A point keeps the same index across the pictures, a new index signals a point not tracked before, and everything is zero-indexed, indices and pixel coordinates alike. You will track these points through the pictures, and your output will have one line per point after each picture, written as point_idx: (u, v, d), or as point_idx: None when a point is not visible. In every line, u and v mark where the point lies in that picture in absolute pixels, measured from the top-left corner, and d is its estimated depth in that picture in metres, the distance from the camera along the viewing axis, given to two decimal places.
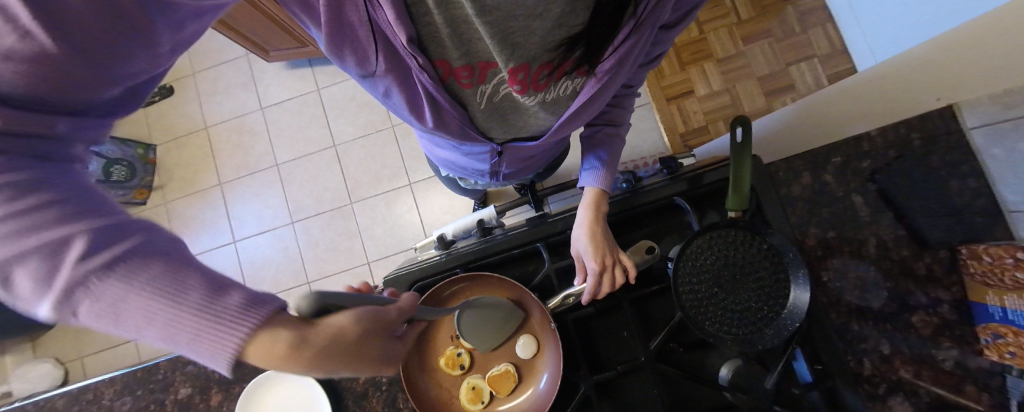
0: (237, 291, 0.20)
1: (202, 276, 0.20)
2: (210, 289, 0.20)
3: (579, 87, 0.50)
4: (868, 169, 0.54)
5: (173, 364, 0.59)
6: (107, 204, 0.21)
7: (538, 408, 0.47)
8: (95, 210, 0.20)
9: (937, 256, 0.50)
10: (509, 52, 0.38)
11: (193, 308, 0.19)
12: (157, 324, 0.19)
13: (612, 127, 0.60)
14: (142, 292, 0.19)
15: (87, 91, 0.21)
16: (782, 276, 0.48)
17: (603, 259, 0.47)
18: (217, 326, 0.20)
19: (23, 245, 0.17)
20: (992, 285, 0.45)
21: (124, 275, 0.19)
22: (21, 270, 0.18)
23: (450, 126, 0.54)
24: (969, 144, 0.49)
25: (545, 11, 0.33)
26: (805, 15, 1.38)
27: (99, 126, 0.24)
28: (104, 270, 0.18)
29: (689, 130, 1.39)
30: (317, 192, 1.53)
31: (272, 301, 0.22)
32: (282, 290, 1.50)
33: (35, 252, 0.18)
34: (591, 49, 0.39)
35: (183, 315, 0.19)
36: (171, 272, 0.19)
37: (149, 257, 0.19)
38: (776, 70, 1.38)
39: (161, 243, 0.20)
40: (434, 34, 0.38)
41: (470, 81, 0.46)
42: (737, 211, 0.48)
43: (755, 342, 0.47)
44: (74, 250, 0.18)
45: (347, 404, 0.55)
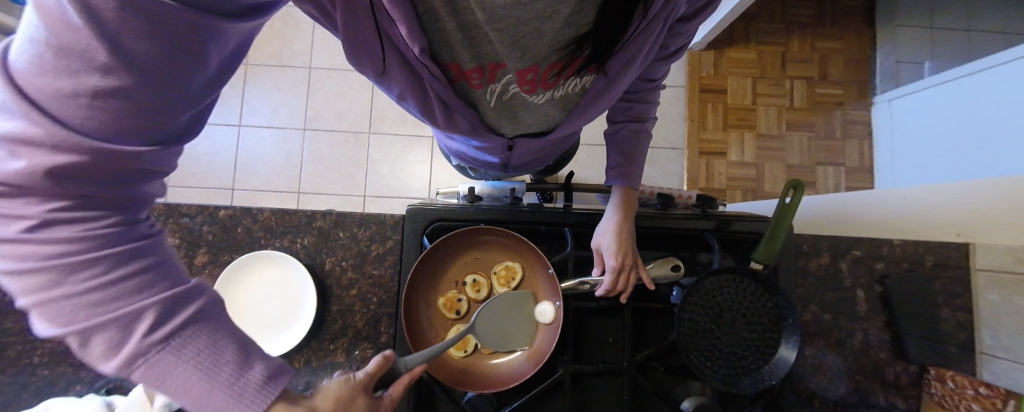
0: (260, 364, 0.26)
1: (236, 350, 0.26)
2: (240, 360, 0.26)
3: (588, 84, 0.47)
4: (878, 271, 0.56)
5: (168, 211, 0.57)
6: (172, 265, 0.25)
7: (525, 370, 0.50)
8: (166, 277, 0.24)
9: (907, 369, 0.54)
10: (519, 55, 0.38)
11: (223, 382, 0.25)
12: (194, 392, 0.24)
13: (635, 123, 0.57)
14: (190, 365, 0.24)
15: (166, 119, 0.21)
16: (775, 335, 0.51)
17: (624, 258, 0.49)
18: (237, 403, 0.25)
19: (99, 319, 0.21)
20: (946, 408, 0.49)
21: (175, 350, 0.23)
22: (93, 336, 0.21)
23: (459, 125, 0.54)
24: (971, 281, 0.53)
25: (554, 13, 0.32)
26: (848, 124, 1.44)
27: (173, 151, 0.24)
28: (163, 343, 0.23)
29: (708, 188, 1.45)
30: (340, 110, 1.50)
31: (284, 370, 0.28)
32: (270, 190, 1.47)
33: (114, 325, 0.21)
34: (597, 46, 0.37)
35: (215, 386, 0.24)
36: (218, 347, 0.25)
37: (201, 330, 0.25)
38: (805, 163, 1.44)
39: (210, 312, 0.26)
40: (446, 39, 0.37)
41: (480, 82, 0.44)
42: (760, 264, 0.51)
43: (730, 384, 0.50)
44: (144, 323, 0.22)
45: (331, 309, 0.55)
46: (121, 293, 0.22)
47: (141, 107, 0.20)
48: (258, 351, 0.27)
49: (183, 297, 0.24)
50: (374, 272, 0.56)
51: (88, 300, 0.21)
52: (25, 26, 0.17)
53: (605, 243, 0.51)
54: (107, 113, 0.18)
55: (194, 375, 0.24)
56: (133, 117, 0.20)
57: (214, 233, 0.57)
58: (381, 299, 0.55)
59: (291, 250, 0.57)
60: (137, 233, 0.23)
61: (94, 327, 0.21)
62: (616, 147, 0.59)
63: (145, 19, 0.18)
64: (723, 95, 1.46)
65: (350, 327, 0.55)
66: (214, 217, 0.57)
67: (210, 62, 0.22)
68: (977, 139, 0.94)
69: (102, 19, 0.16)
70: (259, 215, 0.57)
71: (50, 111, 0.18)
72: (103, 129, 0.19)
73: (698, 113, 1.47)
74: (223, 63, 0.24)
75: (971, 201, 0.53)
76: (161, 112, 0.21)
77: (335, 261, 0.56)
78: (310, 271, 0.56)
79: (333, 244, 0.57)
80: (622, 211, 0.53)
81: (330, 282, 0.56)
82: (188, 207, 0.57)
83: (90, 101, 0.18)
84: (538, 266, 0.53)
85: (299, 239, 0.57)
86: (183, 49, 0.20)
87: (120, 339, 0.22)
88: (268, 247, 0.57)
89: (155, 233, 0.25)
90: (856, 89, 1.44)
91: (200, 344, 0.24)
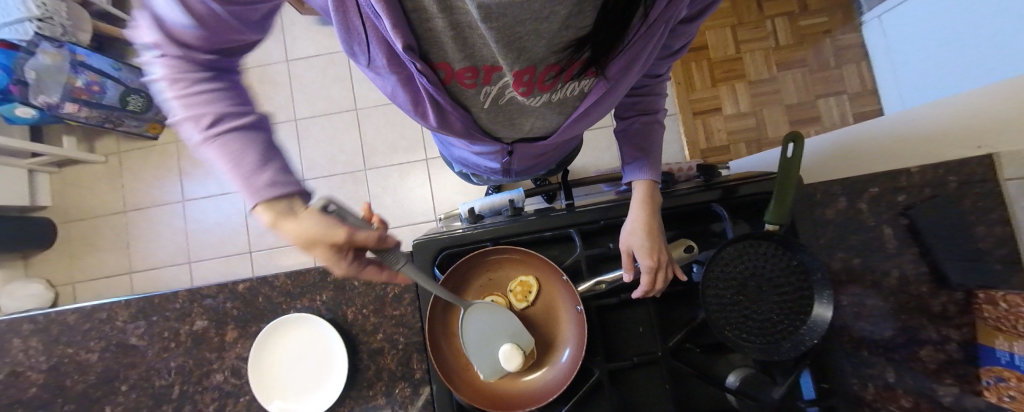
0: (271, 182, 0.32)
1: (258, 165, 0.31)
2: (259, 174, 0.31)
3: (588, 87, 0.41)
4: (901, 204, 0.53)
5: (190, 296, 0.60)
6: (241, 99, 0.32)
7: (559, 381, 0.50)
8: (232, 105, 0.31)
9: (953, 297, 0.46)
10: (515, 56, 0.28)
11: (244, 184, 0.31)
12: (227, 179, 0.31)
13: (647, 116, 0.53)
14: (224, 162, 0.31)
15: (220, 35, 0.27)
16: (806, 293, 0.49)
17: (659, 256, 0.47)
18: (255, 199, 0.31)
19: (183, 111, 0.29)
20: (1005, 330, 0.40)
21: (217, 148, 0.30)
22: (181, 123, 0.30)
23: (454, 126, 0.46)
24: (1002, 192, 0.42)
25: (550, 14, 0.22)
26: (840, 51, 1.38)
27: (236, 43, 0.31)
28: (213, 140, 0.30)
29: (710, 147, 1.41)
30: (332, 154, 1.52)
31: (297, 187, 0.34)
32: (284, 245, 1.50)
33: (189, 119, 0.29)
34: (601, 47, 0.28)
35: (239, 180, 0.31)
36: (241, 155, 0.31)
37: (241, 144, 0.31)
38: (804, 100, 1.39)
39: (252, 137, 0.32)
40: (434, 39, 0.29)
41: (474, 82, 0.36)
42: (774, 225, 0.49)
43: (772, 352, 0.48)
44: (205, 123, 0.29)
45: (362, 358, 0.56)
46: (201, 101, 0.29)
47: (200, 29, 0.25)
48: (283, 176, 0.33)
49: (236, 117, 0.31)
50: (395, 313, 0.57)
51: (181, 99, 0.29)
52: None
53: (636, 243, 0.48)
54: (178, 20, 0.24)
55: (225, 169, 0.31)
56: (198, 32, 0.25)
57: (237, 308, 0.59)
58: (408, 338, 0.56)
59: (313, 308, 0.58)
60: (214, 70, 0.30)
61: (180, 115, 0.29)
62: (628, 142, 0.54)
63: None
64: (705, 51, 1.43)
65: (384, 370, 0.56)
66: (234, 292, 0.59)
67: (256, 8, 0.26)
68: (972, 36, 0.89)
69: None
70: (275, 281, 0.59)
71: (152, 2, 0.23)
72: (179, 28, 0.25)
73: (683, 75, 1.43)
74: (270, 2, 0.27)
75: (992, 104, 0.47)
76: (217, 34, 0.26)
77: (356, 310, 0.58)
78: (334, 325, 0.57)
79: (351, 294, 0.58)
80: (648, 207, 0.49)
81: (355, 332, 0.57)
82: (208, 288, 0.60)
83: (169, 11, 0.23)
84: (551, 276, 0.53)
85: (317, 297, 0.58)
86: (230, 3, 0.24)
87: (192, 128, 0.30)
88: (290, 310, 0.59)
89: (231, 71, 0.32)
90: (841, 13, 1.39)
91: (225, 150, 0.30)
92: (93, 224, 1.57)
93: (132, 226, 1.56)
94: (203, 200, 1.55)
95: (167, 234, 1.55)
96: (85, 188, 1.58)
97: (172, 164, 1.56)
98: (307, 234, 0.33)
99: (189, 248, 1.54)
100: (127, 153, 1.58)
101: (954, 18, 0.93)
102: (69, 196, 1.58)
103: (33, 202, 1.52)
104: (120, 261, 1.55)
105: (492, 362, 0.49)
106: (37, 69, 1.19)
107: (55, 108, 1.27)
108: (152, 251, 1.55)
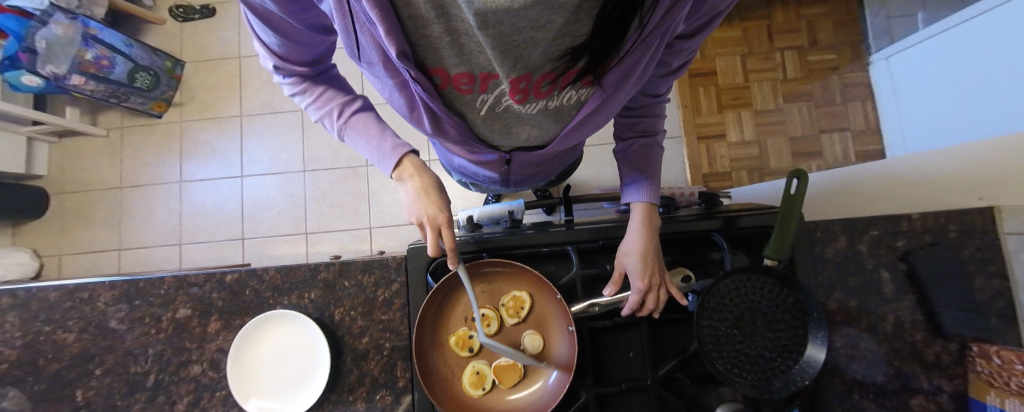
0: (391, 142, 0.44)
1: (379, 133, 0.44)
2: (382, 139, 0.44)
3: (584, 96, 0.39)
4: (901, 248, 0.52)
5: (177, 282, 0.58)
6: (351, 92, 0.45)
7: (545, 402, 0.49)
8: (345, 98, 0.44)
9: (947, 347, 0.46)
10: (511, 64, 0.28)
11: (376, 146, 0.44)
12: (361, 147, 0.45)
13: (647, 138, 0.51)
14: (357, 138, 0.44)
15: (310, 50, 0.38)
16: (801, 331, 0.48)
17: (651, 279, 0.47)
18: (384, 155, 0.45)
19: (325, 111, 0.44)
20: (995, 385, 0.40)
21: (351, 128, 0.44)
22: (326, 119, 0.45)
23: (448, 132, 0.46)
24: (1001, 246, 0.42)
25: (547, 22, 0.22)
26: (847, 88, 1.39)
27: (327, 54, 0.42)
28: (346, 123, 0.44)
29: (712, 172, 1.42)
30: (335, 147, 1.51)
31: (409, 148, 0.46)
32: (278, 235, 1.49)
33: (328, 113, 0.44)
34: (598, 57, 0.27)
35: (370, 145, 0.44)
36: (366, 129, 0.44)
37: (366, 120, 0.44)
38: (809, 133, 1.40)
39: (369, 115, 0.45)
40: (432, 45, 0.28)
41: (470, 88, 0.35)
42: (772, 260, 0.49)
43: (763, 389, 0.47)
44: (337, 114, 0.44)
45: (346, 361, 0.55)
46: (329, 99, 0.43)
47: (302, 48, 0.36)
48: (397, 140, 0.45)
49: (352, 106, 0.44)
50: (383, 317, 0.56)
51: (318, 103, 0.43)
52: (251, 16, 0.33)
53: (631, 265, 0.47)
54: (290, 50, 0.36)
55: (358, 141, 0.44)
56: (300, 50, 0.37)
57: (223, 299, 0.58)
58: (394, 343, 0.55)
59: (300, 306, 0.57)
60: (325, 78, 0.44)
61: (324, 113, 0.44)
62: (625, 163, 0.52)
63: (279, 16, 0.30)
64: (714, 77, 1.44)
65: (367, 375, 0.54)
66: (222, 282, 0.58)
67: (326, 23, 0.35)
68: (978, 84, 0.90)
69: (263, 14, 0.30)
70: (264, 275, 0.58)
71: (268, 43, 0.35)
72: (292, 56, 0.37)
73: (690, 99, 1.44)
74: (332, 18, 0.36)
75: (989, 157, 0.48)
76: (313, 48, 0.37)
77: (344, 310, 0.57)
78: (320, 324, 0.56)
79: (340, 294, 0.57)
80: (645, 232, 0.47)
81: (341, 333, 0.56)
82: (196, 276, 0.59)
83: (283, 45, 0.35)
84: (545, 294, 0.52)
85: (306, 294, 0.57)
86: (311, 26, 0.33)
87: (332, 120, 0.44)
88: (276, 305, 0.57)
89: (335, 75, 0.45)
90: (850, 51, 1.40)
91: (357, 129, 0.44)
92: (88, 198, 1.55)
93: (127, 204, 1.54)
94: (201, 183, 1.54)
95: (161, 214, 1.53)
96: (82, 161, 1.57)
97: (174, 144, 1.56)
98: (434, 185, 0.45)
99: (182, 230, 1.52)
100: (129, 129, 1.57)
101: (965, 65, 0.94)
102: (65, 167, 1.57)
103: (29, 171, 1.50)
104: (110, 237, 1.53)
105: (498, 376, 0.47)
106: (48, 38, 1.19)
107: (61, 79, 1.26)
108: (143, 230, 1.53)
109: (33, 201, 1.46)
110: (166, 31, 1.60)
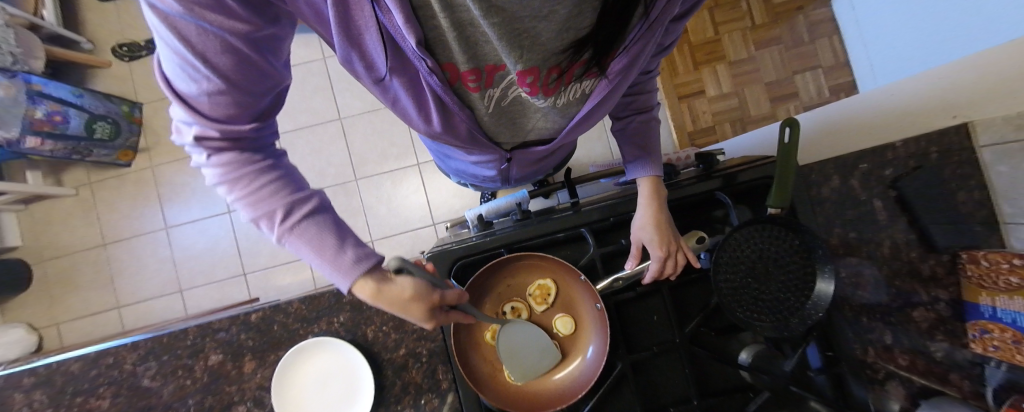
0: (352, 251, 0.36)
1: (334, 238, 0.36)
2: (338, 246, 0.36)
3: (590, 89, 0.39)
4: (889, 177, 0.56)
5: (201, 332, 0.58)
6: (298, 179, 0.36)
7: (586, 377, 0.51)
8: (294, 185, 0.35)
9: (940, 259, 0.51)
10: (518, 55, 0.28)
11: (334, 257, 0.35)
12: (315, 259, 0.35)
13: (644, 113, 0.52)
14: (307, 246, 0.35)
15: (247, 107, 0.29)
16: (809, 269, 0.50)
17: (668, 247, 0.48)
18: (344, 269, 0.36)
19: (257, 211, 0.33)
20: (986, 287, 0.46)
21: (296, 235, 0.34)
22: (259, 223, 0.34)
23: (458, 129, 0.46)
24: (979, 160, 0.50)
25: (550, 13, 0.22)
26: (813, 26, 1.42)
27: (267, 123, 0.34)
28: (289, 231, 0.34)
29: (697, 129, 1.44)
30: (320, 166, 1.48)
31: (375, 259, 0.38)
32: (280, 265, 1.46)
33: (263, 215, 0.33)
34: (601, 47, 0.28)
35: (326, 255, 0.35)
36: (319, 235, 0.35)
37: (315, 225, 0.35)
38: (783, 76, 1.43)
39: (320, 212, 0.36)
40: (441, 38, 0.28)
41: (478, 85, 0.35)
42: (776, 208, 0.51)
43: (783, 329, 0.50)
44: (275, 215, 0.33)
45: (386, 374, 0.56)
46: (267, 192, 0.33)
47: (239, 96, 0.28)
48: (358, 245, 0.37)
49: (301, 200, 0.35)
50: (415, 327, 0.57)
51: (248, 200, 0.32)
52: (168, 60, 0.24)
53: (647, 237, 0.49)
54: (223, 102, 0.27)
55: (310, 251, 0.35)
56: (238, 101, 0.28)
57: (252, 338, 0.58)
58: (430, 349, 0.56)
59: (332, 331, 0.58)
60: (268, 154, 0.35)
61: (256, 214, 0.33)
62: (624, 141, 0.53)
63: (216, 41, 0.23)
64: (685, 35, 1.45)
65: (410, 385, 0.56)
66: (247, 323, 0.58)
67: (267, 60, 0.28)
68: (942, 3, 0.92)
69: (190, 43, 0.22)
70: (290, 308, 0.58)
71: (193, 101, 0.27)
72: (223, 115, 0.28)
73: (666, 60, 1.45)
74: (275, 53, 0.29)
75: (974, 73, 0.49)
76: (253, 98, 0.29)
77: (376, 328, 0.58)
78: (356, 345, 0.57)
79: (368, 313, 0.58)
80: (654, 202, 0.49)
81: (377, 349, 0.57)
82: (220, 322, 0.59)
83: (214, 97, 0.26)
84: (569, 277, 0.54)
85: (335, 319, 0.58)
86: (251, 59, 0.26)
87: (269, 226, 0.34)
88: (307, 335, 0.58)
89: (278, 156, 0.36)
90: None
91: (306, 234, 0.34)
92: (72, 261, 1.49)
93: (115, 260, 1.49)
94: (188, 226, 1.49)
95: (153, 265, 1.49)
96: (56, 224, 1.50)
97: (150, 190, 1.49)
98: (412, 291, 0.40)
99: (179, 277, 1.48)
100: (99, 183, 1.50)
101: None
102: (40, 234, 1.50)
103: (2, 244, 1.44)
104: (105, 297, 1.49)
105: (526, 366, 0.52)
106: None
107: (15, 143, 1.18)
108: (137, 284, 1.49)
109: (15, 274, 1.41)
110: (114, 74, 1.50)
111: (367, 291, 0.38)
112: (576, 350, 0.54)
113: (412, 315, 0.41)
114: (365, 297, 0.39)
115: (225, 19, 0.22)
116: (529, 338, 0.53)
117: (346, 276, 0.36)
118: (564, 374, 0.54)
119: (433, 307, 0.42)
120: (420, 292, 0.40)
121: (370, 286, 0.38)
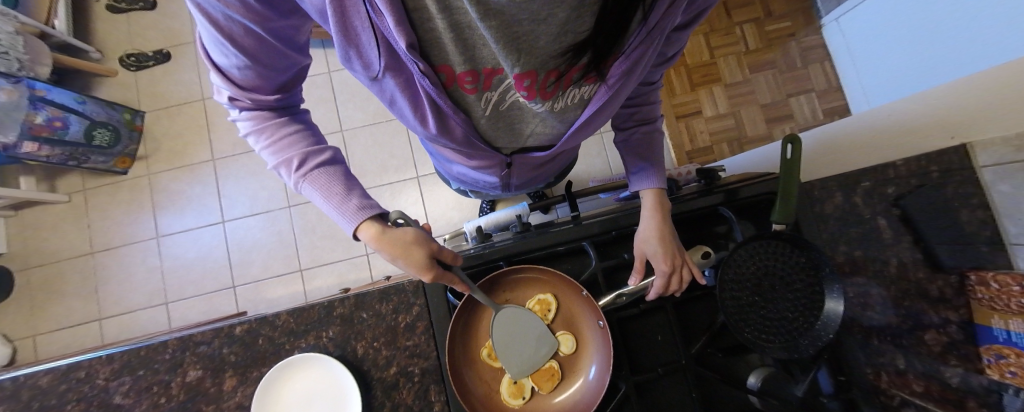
0: (356, 199, 0.37)
1: (342, 188, 0.37)
2: (345, 194, 0.37)
3: (588, 94, 0.39)
4: (892, 196, 0.55)
5: (182, 344, 0.56)
6: (318, 136, 0.39)
7: (589, 398, 0.49)
8: (313, 140, 0.37)
9: (948, 280, 0.48)
10: (516, 58, 0.27)
11: (341, 204, 0.36)
12: (325, 206, 0.37)
13: (646, 126, 0.52)
14: (318, 193, 0.36)
15: (272, 76, 0.32)
16: (817, 288, 0.49)
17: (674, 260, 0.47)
18: (348, 214, 0.36)
19: (278, 159, 0.35)
20: (998, 309, 0.43)
21: (309, 183, 0.36)
22: (280, 170, 0.36)
23: (454, 132, 0.45)
24: (978, 179, 0.46)
25: (548, 16, 0.22)
26: (805, 52, 1.47)
27: (294, 88, 0.37)
28: (302, 177, 0.36)
29: (695, 149, 1.46)
30: None
31: (379, 208, 0.38)
32: (271, 277, 1.43)
33: (283, 163, 0.35)
34: (600, 52, 0.28)
35: (334, 202, 0.36)
36: (328, 184, 0.36)
37: (325, 174, 0.36)
38: (777, 99, 1.46)
39: (333, 164, 0.38)
40: (436, 40, 0.28)
41: (474, 87, 0.35)
42: (781, 224, 0.50)
43: (792, 350, 0.48)
44: (292, 163, 0.35)
45: (376, 394, 0.53)
46: (287, 143, 0.35)
47: (264, 72, 0.29)
48: (365, 196, 0.38)
49: (315, 153, 0.37)
50: (409, 343, 0.55)
51: (271, 149, 0.35)
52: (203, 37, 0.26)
53: (651, 250, 0.48)
54: (248, 75, 0.29)
55: (320, 198, 0.36)
56: (262, 75, 0.30)
57: (235, 353, 0.55)
58: (422, 367, 0.54)
59: (319, 346, 0.55)
60: (292, 114, 0.37)
61: (277, 162, 0.36)
62: (626, 153, 0.53)
63: (240, 28, 0.24)
64: (682, 57, 1.49)
65: (400, 406, 0.53)
66: (232, 336, 0.56)
67: (291, 46, 0.29)
68: (931, 30, 0.95)
69: (218, 26, 0.23)
70: (277, 320, 0.56)
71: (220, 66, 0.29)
72: (248, 84, 0.31)
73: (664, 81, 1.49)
74: (300, 39, 0.30)
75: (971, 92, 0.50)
76: (278, 73, 0.31)
77: (367, 343, 0.55)
78: (344, 362, 0.54)
79: (359, 327, 0.56)
80: (659, 215, 0.48)
81: (367, 367, 0.54)
82: (204, 334, 0.56)
83: (241, 70, 0.28)
84: (569, 291, 0.52)
85: (324, 333, 0.55)
86: (275, 45, 0.27)
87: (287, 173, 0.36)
88: (294, 350, 0.55)
89: (302, 115, 0.39)
90: (803, 17, 1.47)
91: (317, 183, 0.36)
92: (56, 269, 1.45)
93: (102, 270, 1.45)
94: (180, 235, 1.46)
95: (140, 275, 1.45)
96: (45, 231, 1.47)
97: (145, 198, 1.48)
98: (409, 237, 0.38)
99: (167, 287, 1.44)
100: (93, 190, 1.48)
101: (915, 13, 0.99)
102: (26, 241, 1.46)
103: None
104: (87, 308, 1.44)
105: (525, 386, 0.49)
106: None
107: (12, 148, 1.17)
108: (122, 294, 1.44)
109: None
110: (120, 83, 1.52)
111: (371, 233, 0.38)
112: (577, 369, 0.52)
113: (408, 265, 0.39)
114: (367, 241, 0.38)
115: (245, 12, 0.22)
116: (527, 356, 0.50)
117: (349, 221, 0.37)
118: (565, 395, 0.51)
119: (433, 255, 0.40)
120: (420, 238, 0.39)
121: (375, 227, 0.38)
